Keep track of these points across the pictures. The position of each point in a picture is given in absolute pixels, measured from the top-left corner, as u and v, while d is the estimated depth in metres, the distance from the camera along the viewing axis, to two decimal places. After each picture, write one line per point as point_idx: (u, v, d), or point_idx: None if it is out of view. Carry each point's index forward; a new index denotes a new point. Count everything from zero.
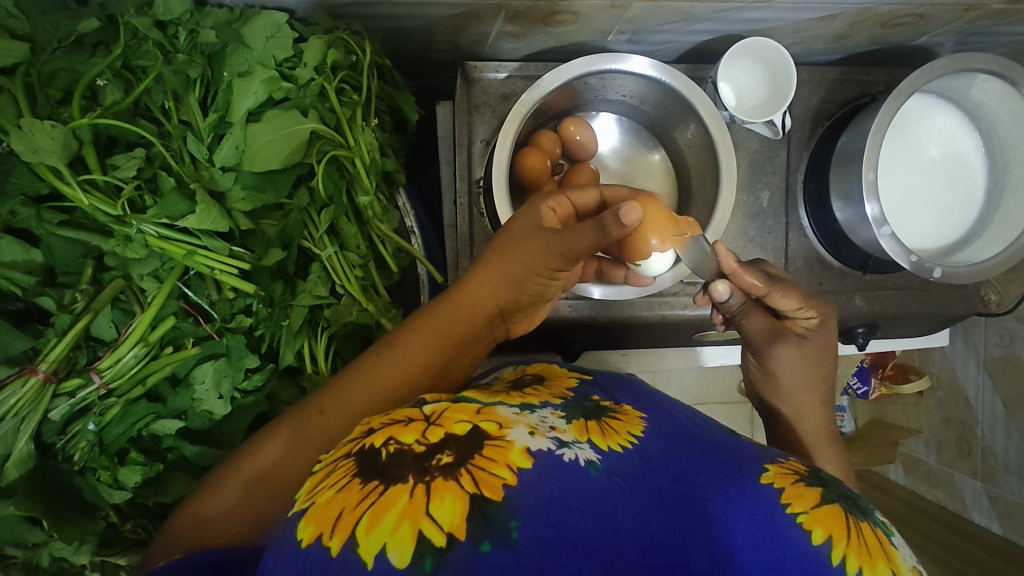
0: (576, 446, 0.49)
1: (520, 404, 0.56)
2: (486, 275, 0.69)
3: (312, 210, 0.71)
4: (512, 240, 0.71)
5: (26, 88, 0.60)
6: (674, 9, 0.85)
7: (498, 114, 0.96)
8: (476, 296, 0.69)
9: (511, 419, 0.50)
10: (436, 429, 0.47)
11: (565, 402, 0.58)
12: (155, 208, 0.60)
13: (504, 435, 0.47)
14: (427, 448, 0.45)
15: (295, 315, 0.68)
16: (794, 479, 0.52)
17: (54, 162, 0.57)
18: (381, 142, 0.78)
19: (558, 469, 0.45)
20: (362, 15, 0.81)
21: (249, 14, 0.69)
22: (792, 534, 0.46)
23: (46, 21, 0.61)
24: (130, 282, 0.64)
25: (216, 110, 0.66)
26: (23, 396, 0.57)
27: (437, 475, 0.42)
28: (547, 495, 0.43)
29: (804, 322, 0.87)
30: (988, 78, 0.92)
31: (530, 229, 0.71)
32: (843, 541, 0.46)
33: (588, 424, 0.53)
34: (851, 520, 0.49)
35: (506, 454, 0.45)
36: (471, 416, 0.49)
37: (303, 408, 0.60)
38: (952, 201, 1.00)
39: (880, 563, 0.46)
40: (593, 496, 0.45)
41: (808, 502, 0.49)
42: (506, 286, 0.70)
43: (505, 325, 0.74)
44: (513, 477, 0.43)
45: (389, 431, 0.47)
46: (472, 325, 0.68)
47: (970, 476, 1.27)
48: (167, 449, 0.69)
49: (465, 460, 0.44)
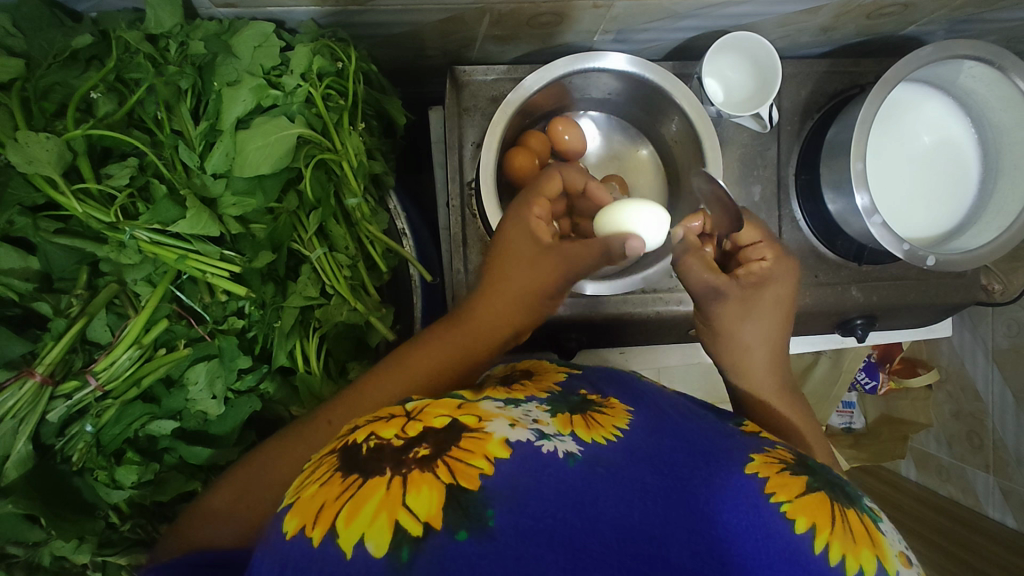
0: (557, 438, 0.49)
1: (505, 399, 0.56)
2: (495, 296, 0.69)
3: (301, 214, 0.73)
4: (516, 254, 0.71)
5: (22, 102, 0.63)
6: (656, 7, 0.86)
7: (488, 116, 0.98)
8: (486, 315, 0.69)
9: (492, 412, 0.51)
10: (416, 423, 0.47)
11: (551, 396, 0.59)
12: (147, 214, 0.62)
13: (483, 427, 0.48)
14: (406, 442, 0.45)
15: (286, 316, 0.70)
16: (780, 467, 0.52)
17: (49, 172, 0.59)
18: (369, 146, 0.81)
19: (537, 460, 0.46)
20: (350, 24, 0.82)
21: (237, 25, 0.71)
22: (777, 523, 0.47)
23: (42, 39, 0.63)
24: (124, 286, 0.66)
25: (207, 119, 0.68)
26: (21, 398, 0.59)
27: (414, 467, 0.43)
28: (524, 486, 0.44)
29: (759, 266, 0.80)
30: (975, 64, 0.92)
31: (530, 243, 0.71)
32: (826, 530, 0.47)
33: (573, 417, 0.53)
34: (836, 507, 0.49)
35: (484, 445, 0.45)
36: (452, 410, 0.50)
37: (303, 420, 0.60)
38: (948, 189, 0.99)
39: (864, 551, 0.47)
40: (571, 488, 0.45)
41: (793, 491, 0.49)
42: (516, 304, 0.70)
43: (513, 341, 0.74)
44: (490, 467, 0.44)
45: (371, 427, 0.48)
46: (470, 345, 0.67)
47: (982, 470, 1.25)
48: (164, 450, 0.70)
49: (443, 451, 0.44)
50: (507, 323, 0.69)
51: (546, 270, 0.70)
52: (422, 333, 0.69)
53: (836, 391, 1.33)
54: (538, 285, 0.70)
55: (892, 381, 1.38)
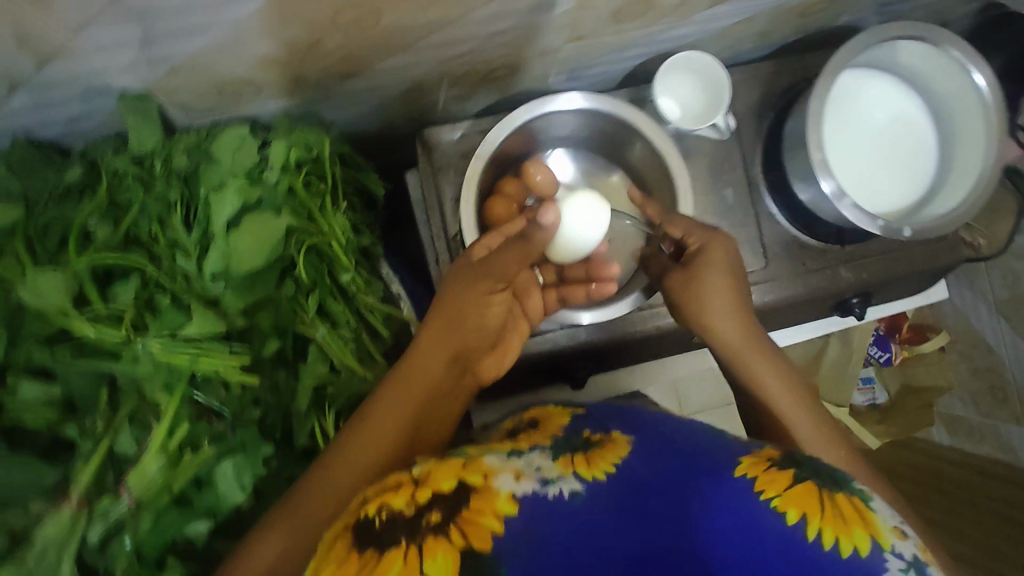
0: (561, 480, 0.51)
1: (507, 450, 0.56)
2: (434, 332, 0.71)
3: (299, 297, 0.77)
4: (459, 287, 0.74)
5: (26, 242, 0.67)
6: (602, 43, 0.92)
7: (461, 171, 1.02)
8: (427, 353, 0.70)
9: (496, 467, 0.51)
10: (424, 490, 0.48)
11: (555, 441, 0.58)
12: (157, 325, 0.67)
13: (490, 484, 0.48)
14: (416, 509, 0.46)
15: (301, 395, 0.73)
16: (768, 464, 0.53)
17: (60, 302, 0.63)
18: (353, 221, 0.85)
19: (542, 508, 0.47)
20: (316, 111, 0.87)
21: (214, 132, 0.76)
22: (768, 520, 0.48)
23: (38, 182, 0.70)
24: (142, 399, 0.67)
25: (199, 225, 0.72)
26: (60, 526, 0.61)
27: (428, 535, 0.43)
28: (535, 536, 0.45)
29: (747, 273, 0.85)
30: (909, 42, 0.97)
31: (464, 272, 0.74)
32: (817, 516, 0.48)
33: (574, 458, 0.54)
34: (825, 492, 0.50)
35: (492, 502, 0.47)
36: (457, 471, 0.50)
37: (294, 491, 0.59)
38: (907, 161, 1.04)
39: (858, 530, 0.47)
40: (579, 529, 0.46)
41: (781, 484, 0.50)
42: (451, 335, 0.72)
43: (470, 369, 0.78)
44: (500, 526, 0.45)
45: (380, 498, 0.48)
46: (426, 385, 0.68)
47: (1014, 424, 1.23)
48: (206, 552, 0.69)
49: (454, 515, 0.45)
50: (449, 351, 0.72)
51: (477, 285, 0.74)
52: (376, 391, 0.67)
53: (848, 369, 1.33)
54: (473, 297, 0.74)
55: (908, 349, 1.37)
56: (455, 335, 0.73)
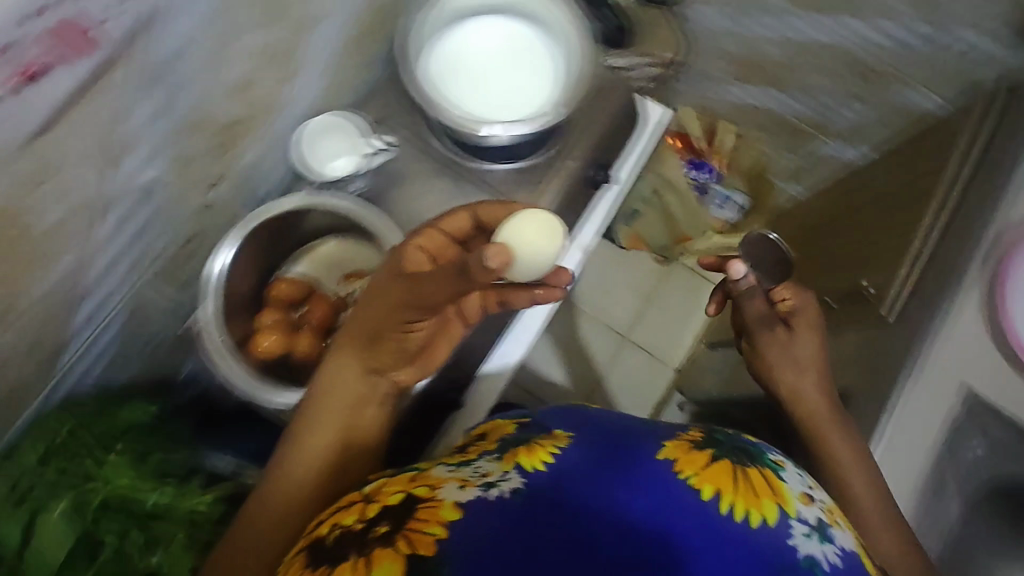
0: (500, 478, 0.42)
1: (453, 461, 0.47)
2: (349, 345, 0.52)
3: (168, 472, 0.60)
4: (392, 294, 0.50)
5: None
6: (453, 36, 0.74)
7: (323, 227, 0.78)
8: (342, 376, 0.52)
9: (442, 475, 0.44)
10: (373, 504, 0.42)
11: (501, 443, 0.47)
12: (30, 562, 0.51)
13: (435, 493, 0.41)
14: (365, 523, 0.40)
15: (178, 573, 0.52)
16: (690, 447, 0.44)
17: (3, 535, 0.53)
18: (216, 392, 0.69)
19: (486, 514, 0.39)
20: (129, 324, 0.67)
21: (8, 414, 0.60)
22: (686, 499, 0.41)
23: None
24: None
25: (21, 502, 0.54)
26: None
27: (375, 546, 0.37)
28: (479, 547, 0.37)
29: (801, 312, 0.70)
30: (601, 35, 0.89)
31: (404, 278, 0.50)
32: (731, 490, 0.41)
33: (512, 453, 0.45)
34: (739, 469, 0.42)
35: (437, 511, 0.40)
36: (406, 482, 0.44)
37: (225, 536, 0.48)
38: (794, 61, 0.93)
39: (767, 501, 0.41)
40: (494, 535, 0.38)
41: (699, 462, 0.43)
42: (374, 352, 0.52)
43: (382, 390, 0.54)
44: (445, 531, 0.38)
45: (334, 517, 0.42)
46: (356, 405, 0.53)
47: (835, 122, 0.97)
48: None
49: (401, 525, 0.39)
50: (371, 366, 0.53)
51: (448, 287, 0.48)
52: (301, 405, 0.53)
53: (672, 194, 1.05)
54: (410, 308, 0.49)
55: (720, 157, 1.08)
56: (369, 354, 0.52)
